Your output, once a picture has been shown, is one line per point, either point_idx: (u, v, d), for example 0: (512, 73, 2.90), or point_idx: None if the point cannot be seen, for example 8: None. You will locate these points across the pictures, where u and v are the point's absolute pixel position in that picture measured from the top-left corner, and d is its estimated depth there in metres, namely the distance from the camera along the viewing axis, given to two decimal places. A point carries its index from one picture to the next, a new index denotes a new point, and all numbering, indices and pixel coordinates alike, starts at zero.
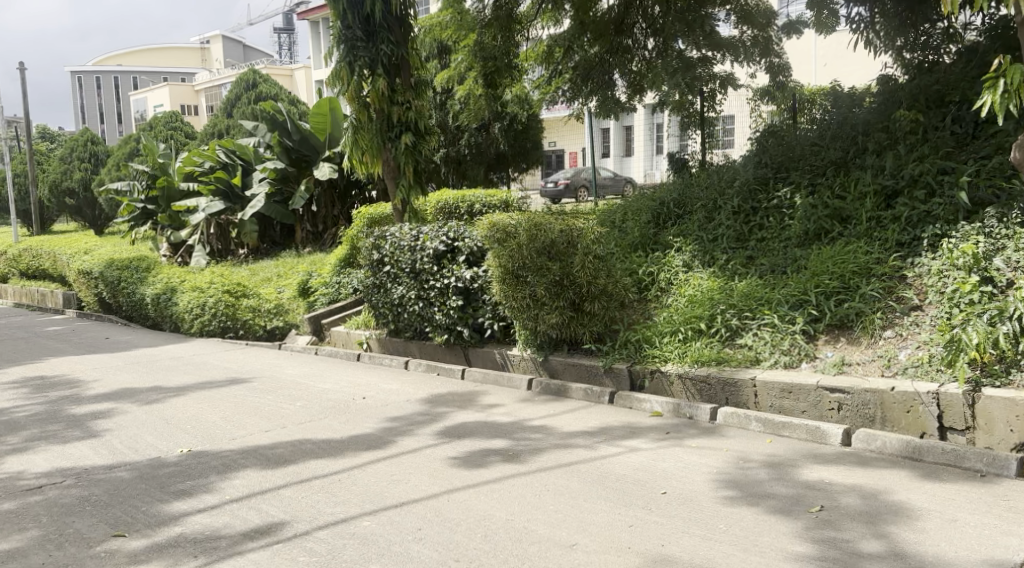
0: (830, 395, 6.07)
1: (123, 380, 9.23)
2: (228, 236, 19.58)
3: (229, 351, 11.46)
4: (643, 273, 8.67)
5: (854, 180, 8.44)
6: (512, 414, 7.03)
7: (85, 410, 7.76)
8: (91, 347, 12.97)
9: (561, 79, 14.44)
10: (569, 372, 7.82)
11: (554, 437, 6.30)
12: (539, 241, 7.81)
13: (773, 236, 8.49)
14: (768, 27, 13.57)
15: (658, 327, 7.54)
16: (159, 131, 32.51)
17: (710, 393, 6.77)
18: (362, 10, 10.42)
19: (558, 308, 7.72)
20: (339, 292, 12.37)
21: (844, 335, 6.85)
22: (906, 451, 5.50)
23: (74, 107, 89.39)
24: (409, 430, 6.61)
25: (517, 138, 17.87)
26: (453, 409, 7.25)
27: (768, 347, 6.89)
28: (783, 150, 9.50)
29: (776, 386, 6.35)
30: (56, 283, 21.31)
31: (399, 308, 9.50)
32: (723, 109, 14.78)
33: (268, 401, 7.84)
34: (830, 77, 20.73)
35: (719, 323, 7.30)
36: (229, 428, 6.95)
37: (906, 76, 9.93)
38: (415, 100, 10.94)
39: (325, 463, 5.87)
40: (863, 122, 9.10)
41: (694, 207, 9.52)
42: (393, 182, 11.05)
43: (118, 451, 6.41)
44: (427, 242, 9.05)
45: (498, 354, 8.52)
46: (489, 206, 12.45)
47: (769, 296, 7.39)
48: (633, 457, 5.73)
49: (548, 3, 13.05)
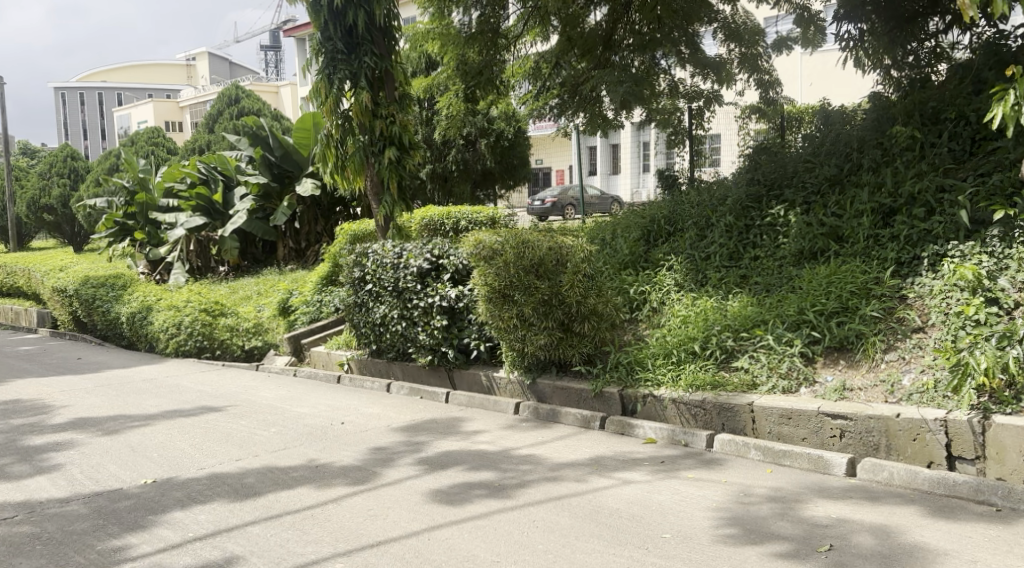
0: (832, 421, 5.78)
1: (90, 405, 8.83)
2: (208, 253, 19.24)
3: (204, 372, 11.07)
4: (634, 292, 8.37)
5: (850, 198, 8.18)
6: (496, 442, 6.69)
7: (45, 440, 7.36)
8: (61, 368, 12.53)
9: (549, 95, 13.94)
10: (558, 397, 7.51)
11: (544, 468, 5.96)
12: (526, 258, 7.50)
13: (766, 255, 8.23)
14: (756, 44, 13.19)
15: (651, 349, 7.23)
16: (140, 147, 32.11)
17: (705, 419, 6.47)
18: (344, 21, 10.18)
19: (547, 329, 7.42)
20: (319, 311, 12.01)
21: (844, 358, 6.57)
22: (915, 483, 5.22)
23: (58, 123, 89.00)
24: (389, 460, 6.26)
25: (504, 155, 17.56)
26: (433, 438, 6.90)
27: (766, 371, 6.57)
28: (776, 167, 9.27)
29: (774, 411, 6.06)
30: (30, 301, 20.81)
31: (381, 328, 9.15)
32: (711, 127, 14.58)
33: (242, 428, 7.47)
34: (820, 95, 20.59)
35: (714, 345, 7.00)
36: (198, 457, 6.58)
37: (899, 93, 9.71)
38: (399, 115, 10.60)
39: (298, 495, 5.52)
40: (857, 136, 8.85)
41: (686, 225, 9.27)
42: (376, 199, 10.71)
43: (78, 483, 6.04)
44: (411, 260, 8.73)
45: (484, 376, 8.21)
46: (475, 223, 12.16)
47: (765, 317, 7.10)
48: (628, 490, 5.42)
49: (535, 18, 12.90)
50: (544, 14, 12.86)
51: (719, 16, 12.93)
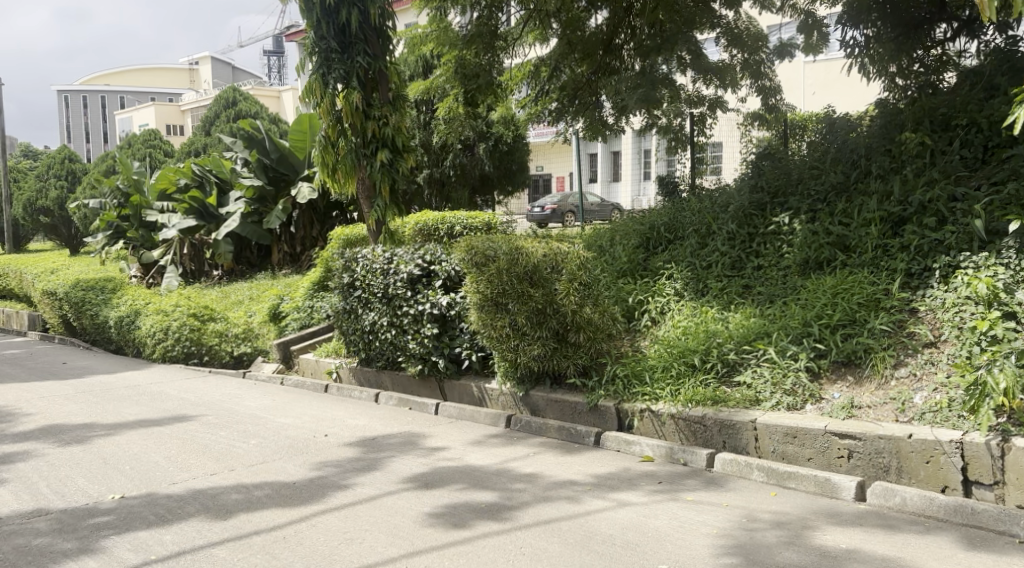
0: (840, 441, 5.45)
1: (65, 412, 8.53)
2: (202, 257, 18.83)
3: (188, 379, 10.75)
4: (632, 301, 8.05)
5: (857, 206, 7.85)
6: (458, 460, 6.36)
7: (10, 449, 7.05)
8: (46, 373, 12.18)
9: (548, 98, 13.80)
10: (551, 410, 7.18)
11: (537, 487, 5.64)
12: (520, 265, 7.19)
13: (770, 265, 7.92)
14: (760, 50, 12.93)
15: (649, 361, 6.90)
16: (137, 150, 31.86)
17: (706, 436, 6.14)
18: (337, 20, 9.91)
19: (540, 339, 7.10)
20: (310, 318, 11.69)
21: (851, 373, 6.24)
22: (930, 510, 4.91)
23: (60, 126, 89.07)
24: (370, 477, 5.94)
25: (502, 159, 17.26)
26: (392, 453, 6.58)
27: (769, 386, 6.23)
28: (780, 174, 8.95)
29: (778, 429, 5.73)
30: (22, 304, 20.47)
31: (370, 335, 8.83)
32: (712, 134, 14.30)
33: (220, 439, 7.16)
34: (824, 103, 20.36)
35: (715, 358, 6.67)
36: (170, 470, 6.26)
37: (907, 99, 9.39)
38: (393, 116, 10.29)
39: (271, 515, 5.20)
40: (863, 143, 8.52)
41: (687, 232, 8.96)
42: (368, 203, 10.41)
43: (41, 498, 5.72)
44: (401, 266, 8.41)
45: (475, 388, 7.88)
46: (469, 228, 11.86)
47: (769, 330, 6.77)
48: (622, 513, 5.10)
49: (534, 20, 12.63)
50: (544, 15, 12.58)
51: (722, 21, 12.66)
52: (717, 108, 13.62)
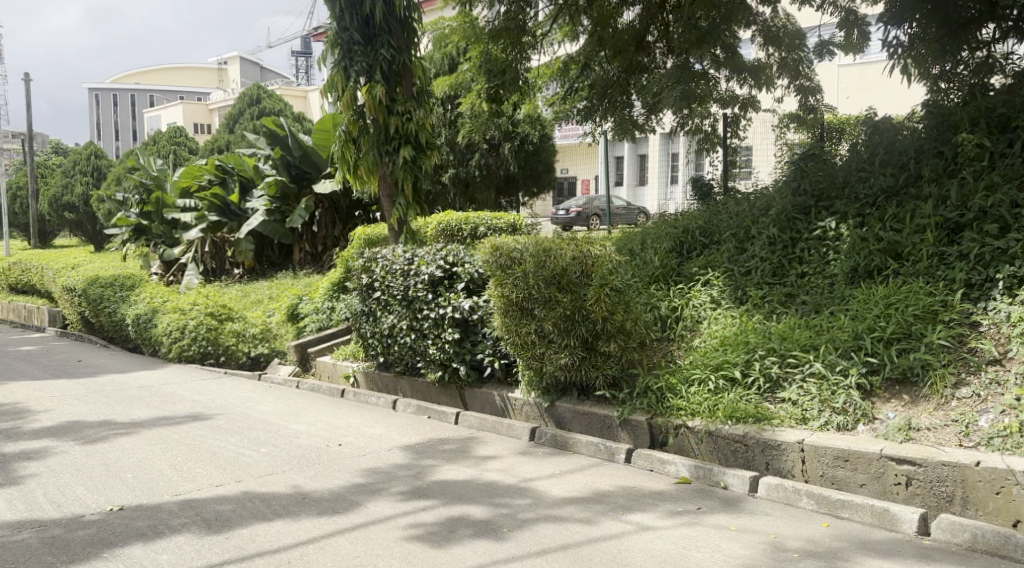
0: (897, 467, 4.98)
1: (73, 411, 8.21)
2: (223, 255, 18.55)
3: (203, 380, 10.44)
4: (666, 308, 7.58)
5: (908, 210, 7.33)
6: (506, 472, 5.97)
7: (14, 448, 6.75)
8: (61, 371, 11.90)
9: (577, 97, 13.33)
10: (579, 423, 6.76)
11: (546, 504, 5.23)
12: (547, 268, 6.76)
13: (814, 272, 7.44)
14: (797, 48, 12.36)
15: (684, 373, 6.44)
16: (163, 147, 31.88)
17: (747, 457, 5.67)
18: (361, 10, 9.56)
19: (568, 347, 6.67)
20: (329, 319, 11.34)
21: (907, 392, 5.72)
22: (1006, 550, 4.40)
23: (90, 124, 90.13)
24: (383, 491, 5.53)
25: (528, 160, 16.90)
26: (436, 461, 6.23)
27: (817, 403, 5.76)
28: (825, 176, 8.43)
29: (828, 452, 5.26)
30: (44, 299, 20.34)
31: (389, 339, 8.43)
32: (745, 136, 13.82)
33: (229, 446, 6.79)
34: (865, 105, 19.77)
35: (757, 372, 6.20)
36: (175, 479, 5.90)
37: (958, 97, 8.86)
38: (417, 112, 9.92)
39: (276, 532, 4.82)
40: (914, 144, 7.96)
41: (724, 236, 8.51)
42: (389, 201, 10.04)
43: (37, 506, 5.38)
44: (422, 267, 8.03)
45: (498, 397, 7.47)
46: (494, 229, 11.48)
47: (816, 342, 6.26)
48: (645, 538, 4.67)
49: (566, 15, 12.32)
50: (574, 11, 12.18)
51: (758, 18, 12.26)
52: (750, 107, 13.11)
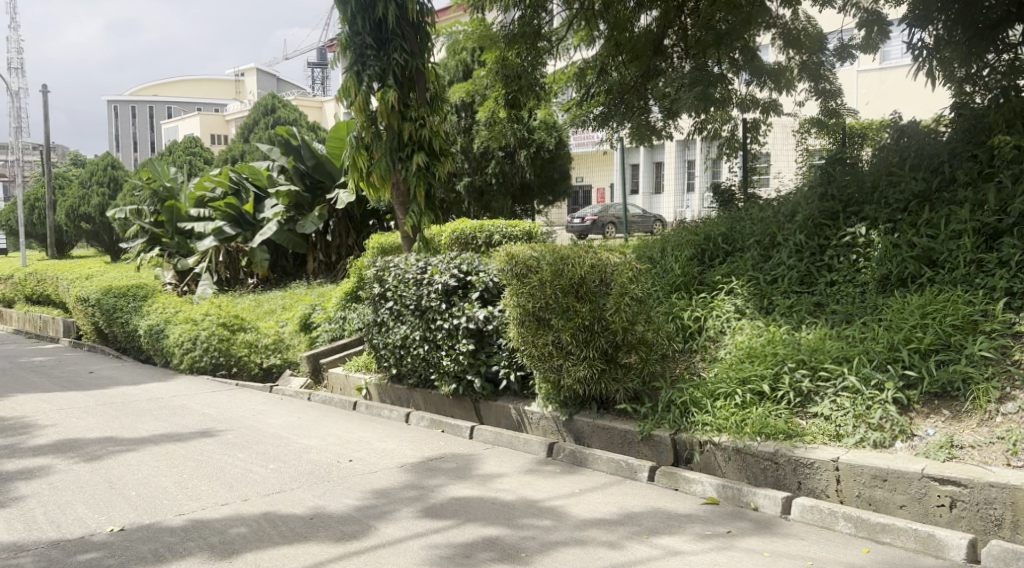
0: (941, 488, 4.67)
1: (79, 426, 8.02)
2: (237, 264, 18.34)
3: (213, 392, 10.23)
4: (688, 318, 7.28)
5: (942, 215, 7.02)
6: (525, 490, 5.70)
7: (17, 465, 6.55)
8: (71, 383, 11.73)
9: (594, 102, 13.03)
10: (599, 438, 6.48)
11: (567, 526, 4.94)
12: (564, 277, 6.48)
13: (844, 281, 7.14)
14: (819, 51, 12.03)
15: (709, 386, 6.14)
16: (178, 157, 31.88)
17: (777, 476, 5.37)
18: (373, 14, 9.36)
19: (587, 359, 6.39)
20: (342, 329, 11.10)
21: (947, 407, 5.41)
22: None
23: (108, 135, 90.83)
24: (396, 512, 5.27)
25: (544, 167, 16.66)
26: (451, 480, 5.96)
27: (851, 419, 5.45)
28: (852, 180, 8.10)
29: (865, 471, 4.96)
30: (59, 310, 20.25)
31: (402, 351, 8.18)
32: (765, 141, 13.49)
33: (236, 462, 6.56)
34: (889, 108, 19.42)
35: (786, 386, 5.90)
36: (180, 498, 5.67)
37: (990, 98, 8.52)
38: (430, 117, 9.71)
39: (284, 557, 4.57)
40: (946, 148, 7.65)
41: (748, 243, 8.23)
42: (402, 209, 9.81)
43: (36, 528, 5.16)
44: (435, 276, 7.79)
45: (514, 410, 7.20)
46: (509, 237, 11.23)
47: (848, 354, 5.95)
48: (674, 564, 4.38)
49: (582, 20, 12.08)
50: (590, 15, 11.90)
51: (778, 21, 11.94)
52: (771, 111, 12.84)
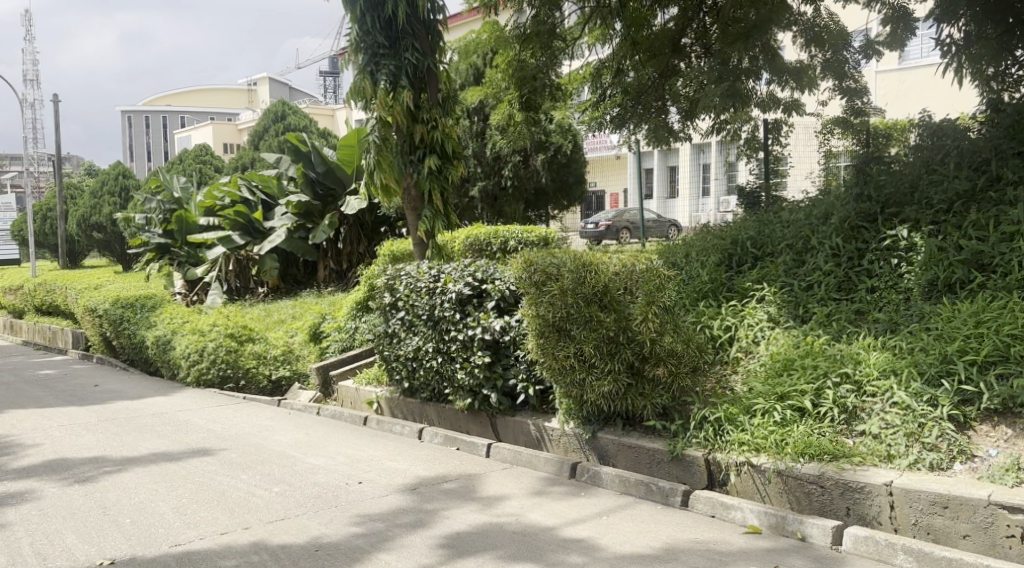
0: (1009, 516, 4.20)
1: (76, 445, 7.63)
2: (248, 273, 17.89)
3: (220, 407, 9.86)
4: (718, 328, 6.85)
5: (991, 217, 6.58)
6: (548, 517, 5.27)
7: (7, 489, 6.17)
8: (75, 397, 11.39)
9: (611, 103, 12.38)
10: (626, 457, 6.03)
11: (597, 561, 4.52)
12: (587, 285, 6.06)
13: (886, 287, 6.68)
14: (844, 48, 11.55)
15: (746, 402, 5.70)
16: (189, 166, 31.68)
17: (823, 501, 4.92)
18: (382, 13, 8.95)
19: (612, 373, 5.97)
20: (353, 340, 10.71)
21: (1011, 425, 4.94)
22: None
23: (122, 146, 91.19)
24: (409, 542, 4.86)
25: (559, 171, 16.25)
26: (467, 505, 5.55)
27: (903, 439, 5.00)
28: (890, 179, 7.63)
29: (922, 496, 4.51)
30: (68, 322, 19.93)
31: (414, 363, 7.79)
32: (785, 141, 13.02)
33: (239, 485, 6.16)
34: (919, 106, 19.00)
35: (830, 402, 5.44)
36: (178, 525, 5.28)
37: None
38: (442, 119, 9.35)
39: None
40: (989, 144, 7.24)
41: (780, 249, 7.77)
42: (414, 215, 9.42)
43: (21, 560, 4.77)
44: (449, 284, 7.37)
45: (533, 427, 6.78)
46: (525, 242, 10.79)
47: (897, 367, 5.50)
48: None
49: (597, 18, 11.64)
50: (605, 13, 11.43)
51: (800, 18, 11.41)
52: (795, 111, 12.35)
